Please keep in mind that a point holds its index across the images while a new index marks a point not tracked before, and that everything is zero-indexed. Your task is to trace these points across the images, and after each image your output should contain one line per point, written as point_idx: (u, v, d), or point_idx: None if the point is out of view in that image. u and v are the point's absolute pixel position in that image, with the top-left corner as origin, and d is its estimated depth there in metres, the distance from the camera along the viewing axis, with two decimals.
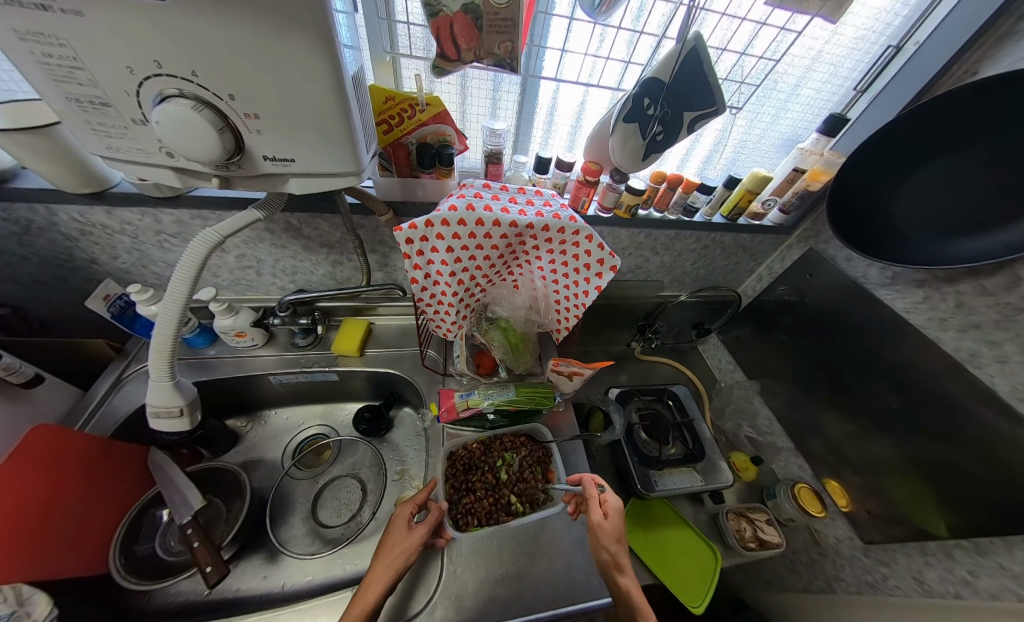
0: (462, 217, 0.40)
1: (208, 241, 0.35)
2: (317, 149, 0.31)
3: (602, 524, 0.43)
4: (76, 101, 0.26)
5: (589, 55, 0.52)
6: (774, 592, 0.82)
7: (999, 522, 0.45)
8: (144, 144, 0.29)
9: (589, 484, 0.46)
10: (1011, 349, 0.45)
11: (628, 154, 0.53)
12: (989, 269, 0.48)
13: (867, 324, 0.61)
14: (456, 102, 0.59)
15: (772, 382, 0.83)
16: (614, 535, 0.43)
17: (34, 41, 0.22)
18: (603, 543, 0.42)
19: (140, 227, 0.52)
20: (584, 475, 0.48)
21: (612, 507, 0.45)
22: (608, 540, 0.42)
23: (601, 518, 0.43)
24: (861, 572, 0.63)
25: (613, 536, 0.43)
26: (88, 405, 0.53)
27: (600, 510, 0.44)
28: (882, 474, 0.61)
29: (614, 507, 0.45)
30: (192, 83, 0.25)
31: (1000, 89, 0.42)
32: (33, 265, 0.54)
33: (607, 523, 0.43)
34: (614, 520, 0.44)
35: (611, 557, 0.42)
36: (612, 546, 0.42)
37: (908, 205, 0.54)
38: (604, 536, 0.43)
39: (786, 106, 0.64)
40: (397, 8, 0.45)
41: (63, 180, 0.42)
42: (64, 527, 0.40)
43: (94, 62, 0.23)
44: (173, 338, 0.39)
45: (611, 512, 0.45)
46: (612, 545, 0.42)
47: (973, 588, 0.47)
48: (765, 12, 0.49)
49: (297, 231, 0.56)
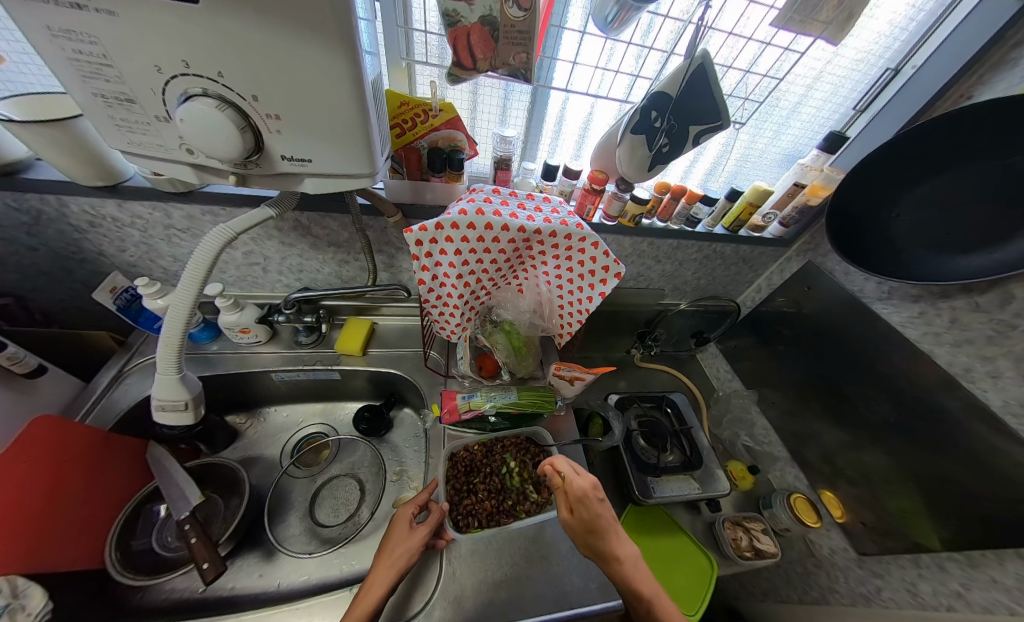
0: (471, 220, 0.40)
1: (221, 236, 0.36)
2: (334, 151, 0.32)
3: (568, 521, 0.43)
4: (102, 97, 0.27)
5: (599, 68, 0.53)
6: (769, 603, 0.82)
7: (994, 536, 0.46)
8: (165, 141, 0.30)
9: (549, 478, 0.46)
10: (1004, 365, 0.46)
11: (634, 164, 0.54)
12: (983, 285, 0.49)
13: (864, 337, 0.63)
14: (466, 108, 0.60)
15: (769, 392, 0.84)
16: (587, 527, 0.41)
17: (66, 38, 0.22)
18: (579, 538, 0.42)
19: (150, 221, 0.52)
20: (546, 465, 0.48)
21: (573, 497, 0.43)
22: (580, 533, 0.42)
23: (567, 513, 0.43)
24: (855, 583, 0.63)
25: (581, 530, 0.42)
26: (89, 397, 0.52)
27: (565, 504, 0.44)
28: (877, 486, 0.61)
29: (577, 496, 0.43)
30: (217, 84, 0.26)
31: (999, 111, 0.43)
32: (41, 255, 0.54)
33: (574, 517, 0.42)
34: (578, 513, 0.42)
35: (589, 549, 0.41)
36: (586, 539, 0.42)
37: (905, 222, 0.55)
38: (576, 531, 0.42)
39: (788, 123, 0.65)
40: (416, 17, 0.46)
41: (78, 172, 0.42)
42: (62, 519, 0.40)
43: (124, 60, 0.24)
44: (182, 331, 0.39)
45: (576, 502, 0.43)
46: (584, 539, 0.42)
47: (966, 601, 0.48)
48: (770, 32, 0.51)
49: (306, 230, 0.56)
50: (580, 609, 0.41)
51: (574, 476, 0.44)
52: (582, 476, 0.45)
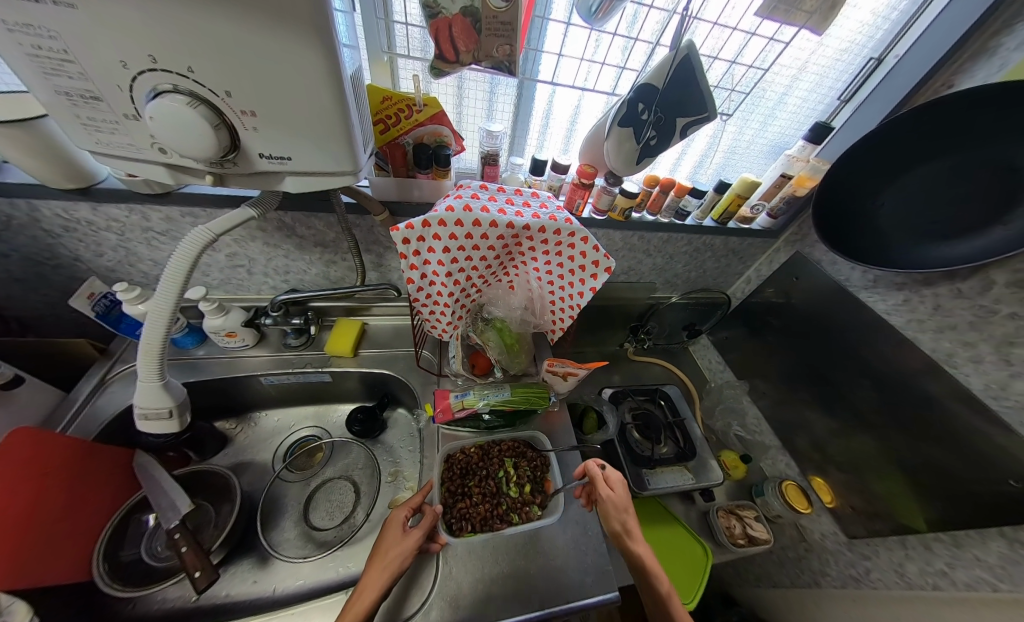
0: (459, 217, 0.40)
1: (200, 238, 0.35)
2: (313, 148, 0.31)
3: (611, 498, 0.45)
4: (66, 95, 0.25)
5: (585, 60, 0.53)
6: (763, 587, 0.84)
7: (978, 516, 0.47)
8: (135, 140, 0.29)
9: (591, 468, 0.48)
10: (984, 350, 0.48)
11: (622, 157, 0.54)
12: (964, 272, 0.50)
13: (849, 326, 0.64)
14: (452, 103, 0.59)
15: (760, 382, 0.86)
16: (623, 505, 0.45)
17: (23, 33, 0.21)
18: (614, 514, 0.45)
19: (127, 225, 0.50)
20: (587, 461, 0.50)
21: (615, 478, 0.47)
22: (616, 511, 0.45)
23: (609, 492, 0.46)
24: (845, 566, 0.65)
25: (621, 507, 0.45)
26: (70, 408, 0.51)
27: (607, 485, 0.47)
28: (865, 471, 0.63)
29: (619, 478, 0.48)
30: (187, 79, 0.25)
31: (989, 98, 0.43)
32: (14, 262, 0.52)
33: (615, 495, 0.46)
34: (621, 491, 0.46)
35: (625, 528, 0.44)
36: (621, 516, 0.45)
37: (888, 209, 0.56)
38: (612, 508, 0.45)
39: (775, 114, 0.66)
40: (396, 9, 0.45)
41: (47, 175, 0.40)
42: (46, 532, 0.39)
43: (85, 55, 0.23)
44: (162, 339, 0.38)
45: (617, 482, 0.47)
46: (620, 516, 0.45)
47: (951, 579, 0.49)
48: (754, 22, 0.50)
49: (290, 230, 0.55)
50: (578, 602, 0.42)
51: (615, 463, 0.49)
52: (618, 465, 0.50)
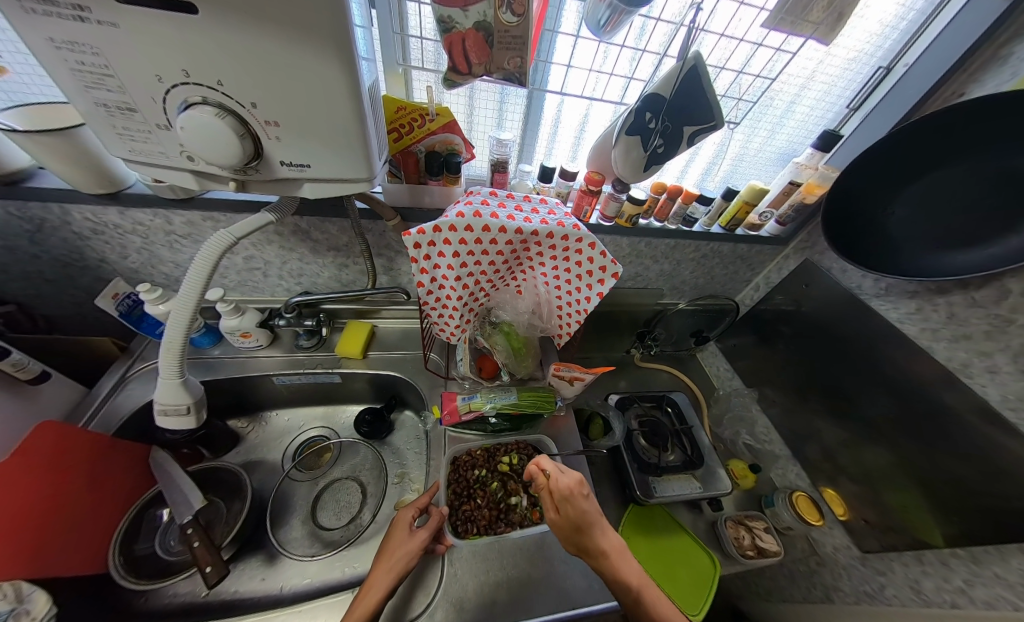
0: (469, 222, 0.41)
1: (223, 241, 0.36)
2: (331, 154, 0.32)
3: (554, 520, 0.42)
4: (104, 107, 0.27)
5: (593, 71, 0.54)
6: (773, 603, 0.81)
7: (1000, 533, 0.45)
8: (165, 148, 0.31)
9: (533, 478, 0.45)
10: (1001, 360, 0.47)
11: (629, 165, 0.54)
12: (979, 280, 0.49)
13: (860, 334, 0.63)
14: (463, 112, 0.61)
15: (769, 390, 0.85)
16: (570, 525, 0.41)
17: (69, 50, 0.23)
18: (564, 536, 0.42)
19: (152, 228, 0.53)
20: (530, 468, 0.47)
21: (557, 496, 0.42)
22: (567, 532, 0.41)
23: (554, 514, 0.42)
24: (859, 582, 0.62)
25: (566, 529, 0.41)
26: (91, 404, 0.53)
27: (551, 504, 0.43)
28: (879, 483, 0.61)
29: (562, 494, 0.42)
30: (217, 92, 0.26)
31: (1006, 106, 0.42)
32: (44, 263, 0.55)
33: (559, 516, 0.42)
34: (564, 511, 0.41)
35: (576, 547, 0.41)
36: (572, 537, 0.41)
37: (900, 218, 0.56)
38: (563, 531, 0.42)
39: (783, 122, 0.66)
40: (411, 23, 0.47)
41: (81, 180, 0.43)
42: (67, 523, 0.40)
43: (123, 69, 0.24)
44: (183, 337, 0.40)
45: (560, 500, 0.42)
46: (570, 536, 0.41)
47: (970, 597, 0.46)
48: (762, 32, 0.51)
49: (305, 234, 0.57)
50: (580, 610, 0.41)
51: (560, 475, 0.43)
52: (569, 473, 0.44)
